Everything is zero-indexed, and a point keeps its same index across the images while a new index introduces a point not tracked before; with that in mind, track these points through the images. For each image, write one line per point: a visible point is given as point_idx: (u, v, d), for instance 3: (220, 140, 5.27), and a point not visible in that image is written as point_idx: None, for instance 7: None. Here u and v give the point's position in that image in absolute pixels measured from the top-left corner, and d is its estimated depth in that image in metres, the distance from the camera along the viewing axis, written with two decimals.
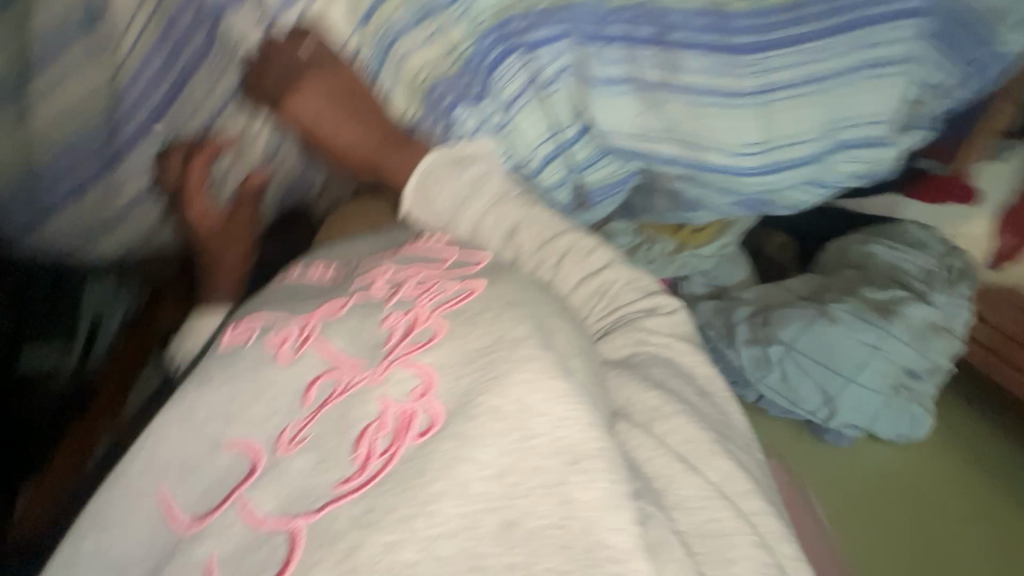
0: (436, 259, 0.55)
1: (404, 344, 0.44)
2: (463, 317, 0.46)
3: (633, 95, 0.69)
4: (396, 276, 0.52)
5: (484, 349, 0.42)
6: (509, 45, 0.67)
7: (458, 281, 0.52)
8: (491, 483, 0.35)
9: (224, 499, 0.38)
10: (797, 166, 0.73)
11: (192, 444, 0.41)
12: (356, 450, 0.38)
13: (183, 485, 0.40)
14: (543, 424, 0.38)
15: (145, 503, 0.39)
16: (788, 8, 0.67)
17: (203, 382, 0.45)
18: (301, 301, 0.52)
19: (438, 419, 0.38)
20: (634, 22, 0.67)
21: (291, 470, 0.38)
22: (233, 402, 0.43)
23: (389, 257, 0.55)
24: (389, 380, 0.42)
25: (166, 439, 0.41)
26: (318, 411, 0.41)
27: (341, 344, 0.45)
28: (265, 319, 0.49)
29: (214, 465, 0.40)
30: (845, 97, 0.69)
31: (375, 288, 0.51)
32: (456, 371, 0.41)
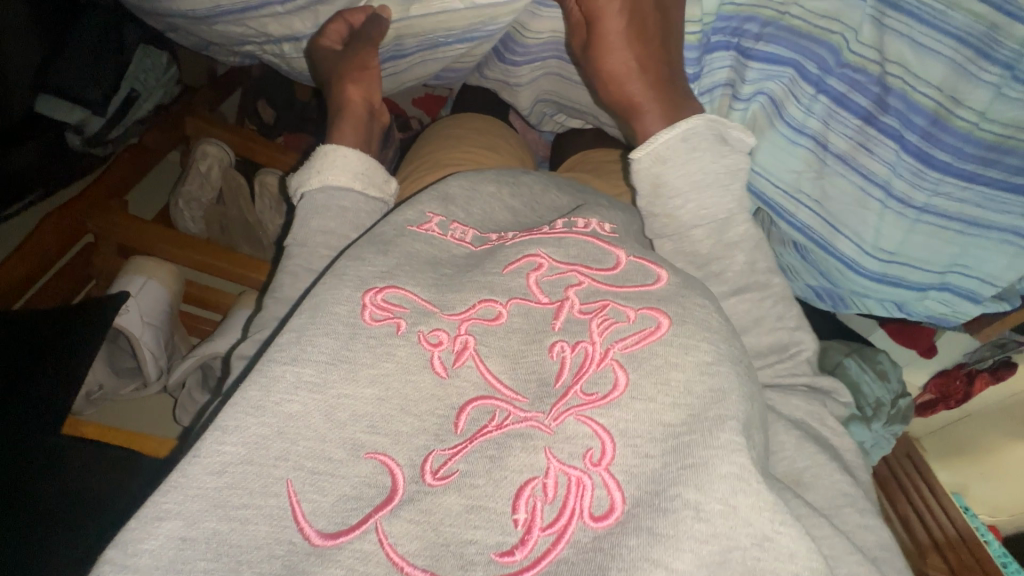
0: (602, 257, 0.46)
1: (576, 391, 0.36)
2: (649, 369, 0.36)
3: (801, 153, 0.61)
4: (554, 272, 0.44)
5: (676, 429, 0.33)
6: (730, 42, 0.59)
7: (637, 303, 0.40)
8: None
9: (362, 521, 0.33)
10: (905, 289, 0.64)
11: (320, 441, 0.36)
12: (516, 513, 0.32)
13: (309, 485, 0.35)
14: (745, 538, 0.30)
15: (270, 497, 0.34)
16: (1004, 148, 0.56)
17: (337, 362, 0.38)
18: (442, 280, 0.45)
19: (618, 507, 0.31)
20: (859, 84, 0.56)
21: (438, 509, 0.33)
22: (374, 404, 0.37)
23: (546, 240, 0.46)
24: (559, 433, 0.34)
25: (297, 427, 0.36)
26: (469, 442, 0.36)
27: (496, 365, 0.39)
28: (411, 301, 0.43)
29: (350, 473, 0.35)
30: (982, 254, 0.60)
31: (534, 292, 0.43)
32: (641, 446, 0.33)
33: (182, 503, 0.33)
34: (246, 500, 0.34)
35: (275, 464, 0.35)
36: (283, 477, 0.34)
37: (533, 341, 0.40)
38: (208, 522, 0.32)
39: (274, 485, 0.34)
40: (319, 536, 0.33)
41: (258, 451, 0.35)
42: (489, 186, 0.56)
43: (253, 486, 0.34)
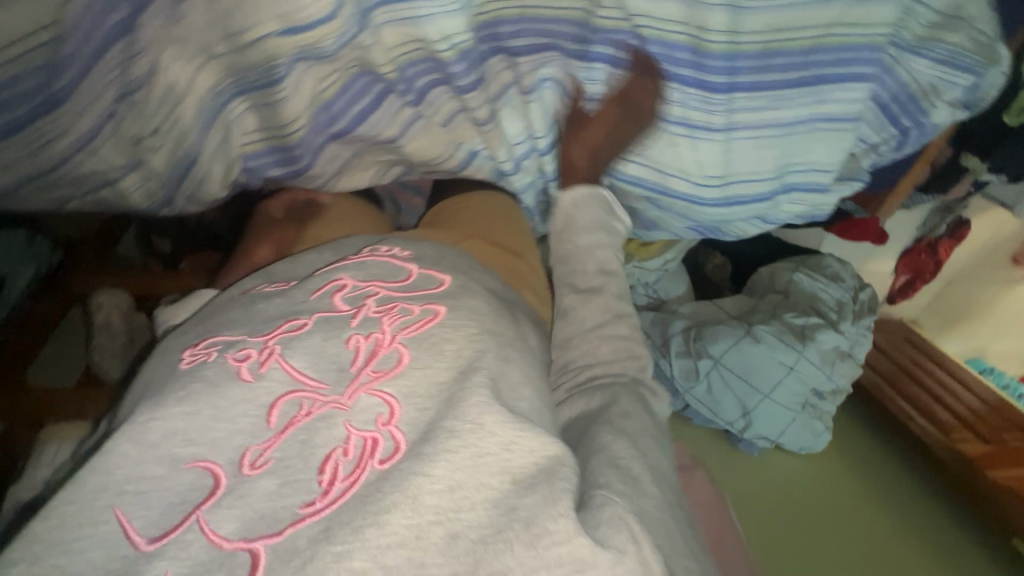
0: (397, 271, 0.54)
1: (367, 371, 0.44)
2: (427, 346, 0.46)
3: (630, 143, 0.67)
4: (357, 288, 0.52)
5: (448, 382, 0.43)
6: (494, 47, 0.60)
7: (421, 300, 0.50)
8: (441, 497, 0.36)
9: (184, 518, 0.38)
10: (751, 202, 0.68)
11: (138, 463, 0.40)
12: (321, 475, 0.39)
13: (137, 505, 0.39)
14: (493, 444, 0.38)
15: (99, 524, 0.38)
16: (773, 47, 0.58)
17: (155, 403, 0.43)
18: (258, 310, 0.51)
19: (401, 447, 0.39)
20: (619, 43, 0.59)
21: (254, 491, 0.39)
22: (186, 419, 0.42)
23: (349, 265, 0.54)
24: (354, 407, 0.42)
25: (118, 460, 0.40)
26: (281, 433, 0.41)
27: (300, 362, 0.45)
28: (228, 340, 0.48)
29: (173, 484, 0.40)
30: (810, 146, 0.64)
31: (337, 306, 0.50)
32: (419, 402, 0.42)
33: (15, 550, 0.36)
34: (76, 534, 0.37)
35: (102, 494, 0.39)
36: (110, 505, 0.38)
37: (332, 338, 0.46)
38: (47, 559, 0.36)
39: (102, 514, 0.38)
40: (145, 541, 0.37)
41: (89, 490, 0.39)
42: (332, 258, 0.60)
43: (79, 520, 0.38)
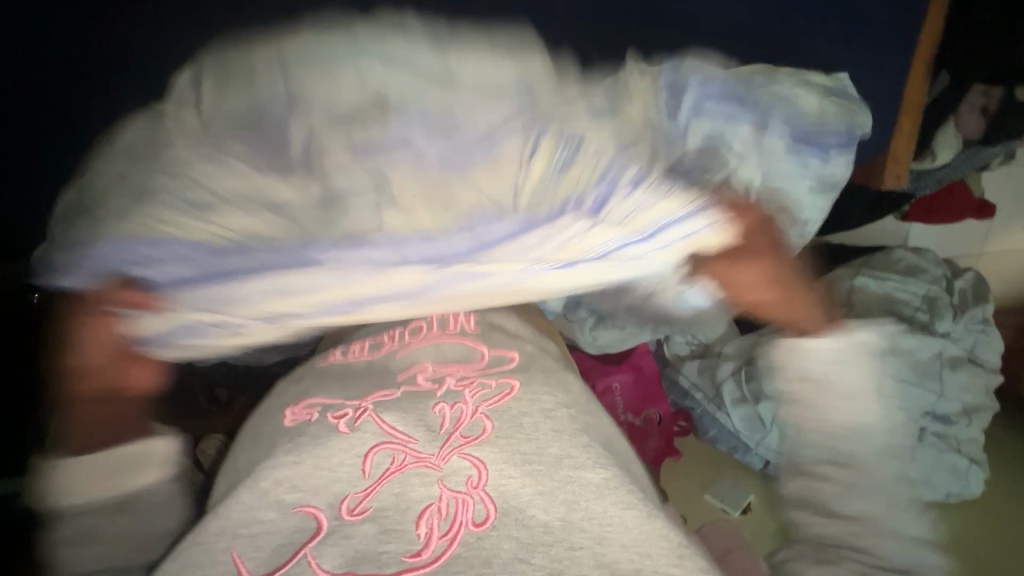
0: (471, 352, 0.59)
1: (456, 435, 0.49)
2: (507, 418, 0.51)
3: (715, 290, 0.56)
4: (436, 370, 0.57)
5: (528, 455, 0.48)
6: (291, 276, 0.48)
7: (496, 373, 0.56)
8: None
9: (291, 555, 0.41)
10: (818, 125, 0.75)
11: (252, 509, 0.45)
12: (418, 528, 0.42)
13: (250, 547, 0.42)
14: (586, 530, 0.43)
15: (217, 564, 0.41)
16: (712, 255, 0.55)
17: (264, 450, 0.50)
18: (346, 382, 0.57)
19: (492, 514, 0.44)
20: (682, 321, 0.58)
21: (356, 533, 0.42)
22: (293, 471, 0.47)
23: (427, 348, 0.59)
24: (446, 468, 0.47)
25: (232, 507, 0.45)
26: (378, 482, 0.46)
27: (393, 420, 0.50)
28: (326, 402, 0.54)
29: (281, 526, 0.43)
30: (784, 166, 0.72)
31: (418, 381, 0.56)
32: (504, 470, 0.47)
33: None
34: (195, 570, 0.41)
35: (219, 538, 0.43)
36: (227, 546, 0.42)
37: (418, 403, 0.52)
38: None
39: (220, 555, 0.42)
40: None
41: (201, 533, 0.44)
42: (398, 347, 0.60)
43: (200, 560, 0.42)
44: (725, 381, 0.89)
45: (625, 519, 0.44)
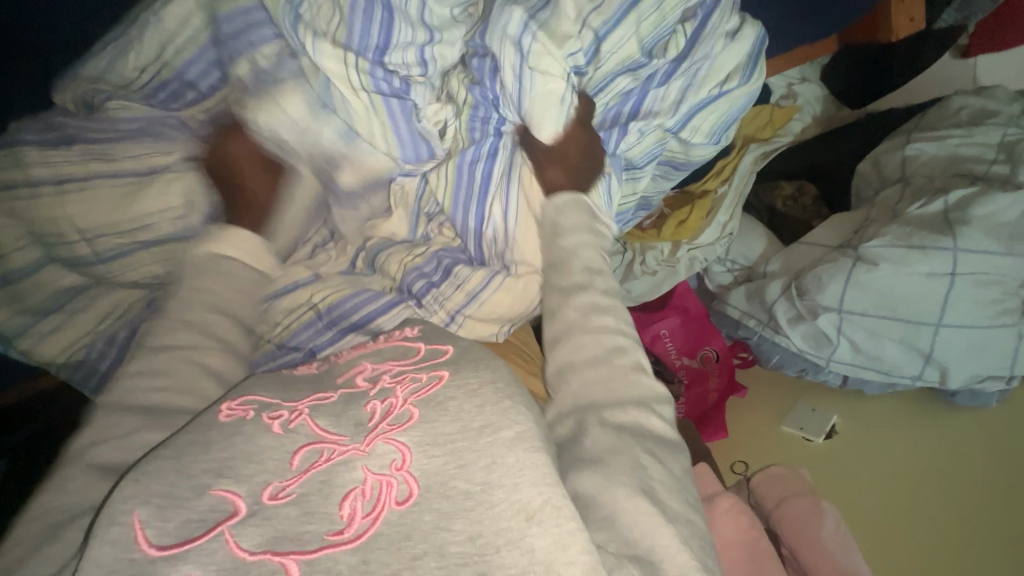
0: (407, 349, 0.64)
1: (383, 424, 0.52)
2: (434, 403, 0.54)
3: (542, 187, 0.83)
4: (375, 369, 0.61)
5: (454, 434, 0.50)
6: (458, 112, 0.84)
7: (428, 368, 0.59)
8: (465, 544, 0.42)
9: (196, 528, 0.44)
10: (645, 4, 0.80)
11: (171, 487, 0.46)
12: (341, 510, 0.45)
13: (154, 515, 0.44)
14: (503, 494, 0.45)
15: (115, 525, 0.43)
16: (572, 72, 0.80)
17: (194, 444, 0.50)
18: (289, 387, 0.60)
19: (415, 491, 0.46)
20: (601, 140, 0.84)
21: (275, 516, 0.44)
22: (220, 463, 0.49)
23: (369, 353, 0.64)
24: (371, 452, 0.49)
25: (148, 476, 0.47)
26: (304, 474, 0.48)
27: (326, 423, 0.53)
28: (263, 402, 0.57)
29: (196, 504, 0.45)
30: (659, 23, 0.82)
31: (357, 382, 0.59)
32: (428, 449, 0.49)
33: None
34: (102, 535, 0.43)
35: (126, 502, 0.45)
36: (130, 509, 0.44)
37: (354, 402, 0.55)
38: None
39: (121, 516, 0.44)
40: (155, 548, 0.42)
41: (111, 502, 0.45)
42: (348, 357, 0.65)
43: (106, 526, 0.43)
44: (775, 302, 1.19)
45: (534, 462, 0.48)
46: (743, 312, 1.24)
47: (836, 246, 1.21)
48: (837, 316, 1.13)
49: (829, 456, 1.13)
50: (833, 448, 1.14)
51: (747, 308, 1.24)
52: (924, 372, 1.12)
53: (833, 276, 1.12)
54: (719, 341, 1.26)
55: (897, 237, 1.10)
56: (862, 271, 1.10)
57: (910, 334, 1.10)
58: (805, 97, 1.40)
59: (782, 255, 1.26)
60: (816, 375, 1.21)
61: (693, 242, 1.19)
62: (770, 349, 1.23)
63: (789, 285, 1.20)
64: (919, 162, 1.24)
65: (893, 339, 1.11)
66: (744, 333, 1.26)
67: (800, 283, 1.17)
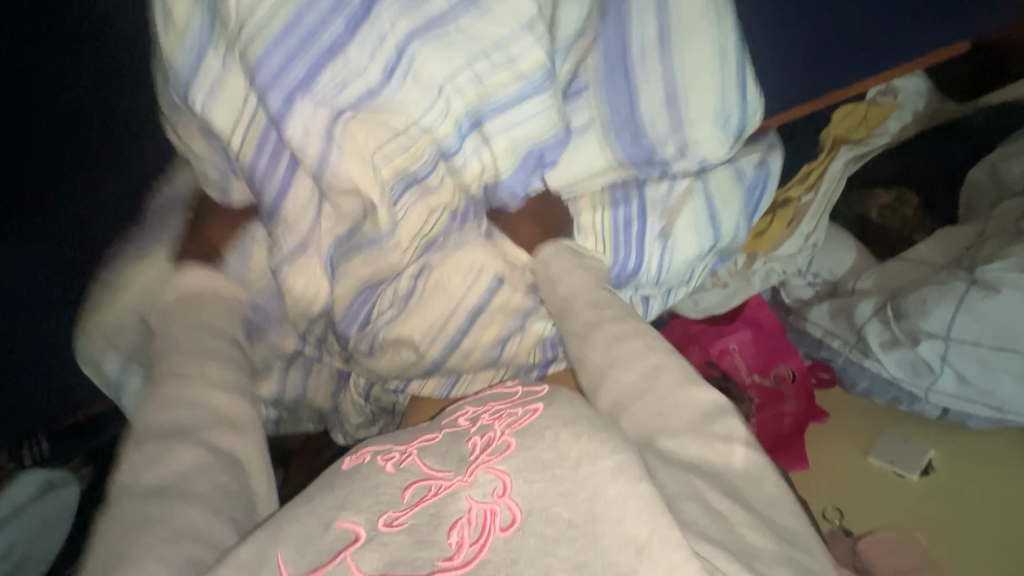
0: (506, 394, 0.65)
1: (484, 456, 0.53)
2: (530, 433, 0.54)
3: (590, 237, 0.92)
4: (475, 411, 0.63)
5: (550, 461, 0.50)
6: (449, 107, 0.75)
7: (524, 403, 0.60)
8: (572, 573, 0.42)
9: (325, 560, 0.47)
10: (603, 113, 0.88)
11: (304, 526, 0.50)
12: (450, 537, 0.46)
13: (296, 556, 0.47)
14: (609, 527, 0.45)
15: (265, 566, 0.47)
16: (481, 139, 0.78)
17: (322, 489, 0.55)
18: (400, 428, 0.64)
19: (517, 517, 0.46)
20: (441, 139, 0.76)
21: (391, 542, 0.46)
22: (343, 499, 0.52)
23: (469, 401, 0.67)
24: (475, 482, 0.50)
25: (284, 523, 0.51)
26: (415, 506, 0.50)
27: (431, 460, 0.55)
28: (377, 448, 0.60)
29: (324, 541, 0.48)
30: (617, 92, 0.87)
31: (459, 423, 0.61)
32: (527, 476, 0.50)
33: None
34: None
35: (270, 544, 0.48)
36: (274, 551, 0.48)
37: (457, 440, 0.57)
38: None
39: (268, 561, 0.47)
40: None
41: (257, 540, 0.49)
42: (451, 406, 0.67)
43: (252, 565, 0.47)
44: (867, 321, 1.16)
45: (637, 492, 0.47)
46: (827, 331, 1.22)
47: (943, 264, 1.17)
48: (944, 343, 1.08)
49: (921, 497, 1.11)
50: (931, 485, 1.12)
51: (831, 325, 1.22)
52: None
53: (939, 301, 1.08)
54: (796, 359, 1.24)
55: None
56: (975, 295, 1.06)
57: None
58: (907, 90, 1.28)
59: (878, 271, 1.23)
60: (912, 405, 1.18)
61: (770, 254, 1.19)
62: (858, 372, 1.20)
63: (884, 304, 1.17)
64: None
65: (1010, 373, 1.06)
66: (828, 353, 1.23)
67: (897, 305, 1.14)
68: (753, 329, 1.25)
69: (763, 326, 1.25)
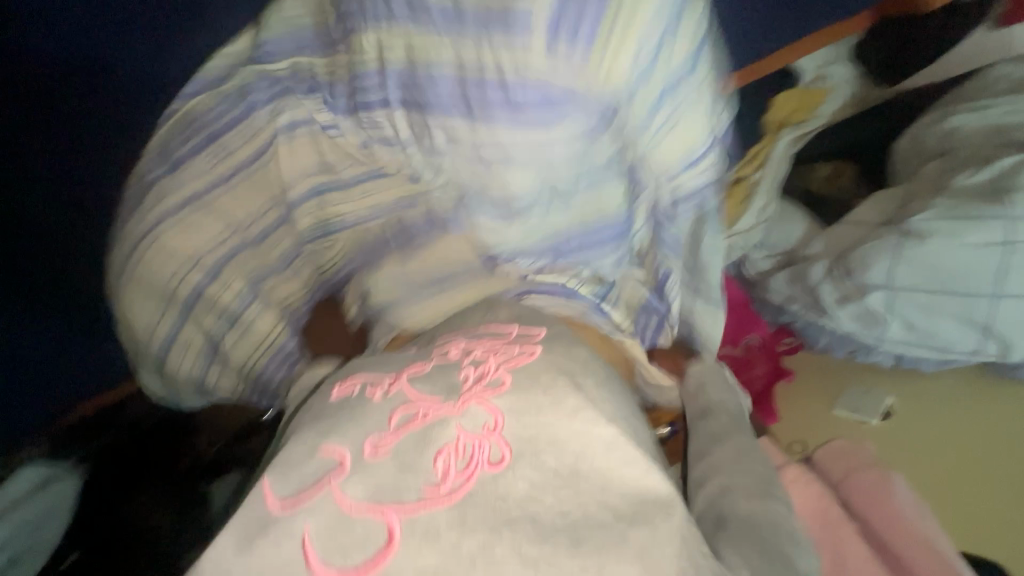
0: (501, 330, 0.63)
1: (477, 389, 0.52)
2: (527, 375, 0.53)
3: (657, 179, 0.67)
4: (469, 342, 0.61)
5: (544, 406, 0.50)
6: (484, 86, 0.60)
7: (520, 344, 0.59)
8: (557, 519, 0.42)
9: (310, 483, 0.46)
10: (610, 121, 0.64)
11: (288, 451, 0.49)
12: (436, 465, 0.46)
13: (278, 479, 0.47)
14: (593, 484, 0.45)
15: (247, 489, 0.47)
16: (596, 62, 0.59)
17: (310, 415, 0.55)
18: (388, 356, 0.64)
19: (506, 456, 0.46)
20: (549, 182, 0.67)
21: (377, 470, 0.46)
22: (325, 426, 0.51)
23: (461, 328, 0.65)
24: (466, 414, 0.49)
25: None
26: (401, 432, 0.49)
27: (420, 385, 0.54)
28: (366, 377, 0.58)
29: (308, 462, 0.47)
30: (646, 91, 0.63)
31: (451, 352, 0.60)
32: (520, 418, 0.49)
33: None
34: None
35: None
36: (258, 475, 0.48)
37: (448, 368, 0.56)
38: None
39: (251, 483, 0.47)
40: (278, 504, 0.45)
41: None
42: (442, 335, 0.67)
43: None
44: (820, 283, 1.04)
45: (627, 455, 0.47)
46: (787, 295, 1.08)
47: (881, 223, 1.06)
48: (888, 294, 0.97)
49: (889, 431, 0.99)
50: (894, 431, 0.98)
51: (790, 290, 1.07)
52: (982, 347, 0.96)
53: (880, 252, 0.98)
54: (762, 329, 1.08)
55: (946, 209, 0.96)
56: (911, 245, 0.96)
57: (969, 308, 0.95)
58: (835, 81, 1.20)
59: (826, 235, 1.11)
60: (867, 355, 1.04)
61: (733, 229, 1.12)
62: (818, 333, 1.06)
63: (834, 265, 1.04)
64: (963, 132, 1.09)
65: (950, 316, 0.96)
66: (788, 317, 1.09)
67: (848, 261, 1.02)
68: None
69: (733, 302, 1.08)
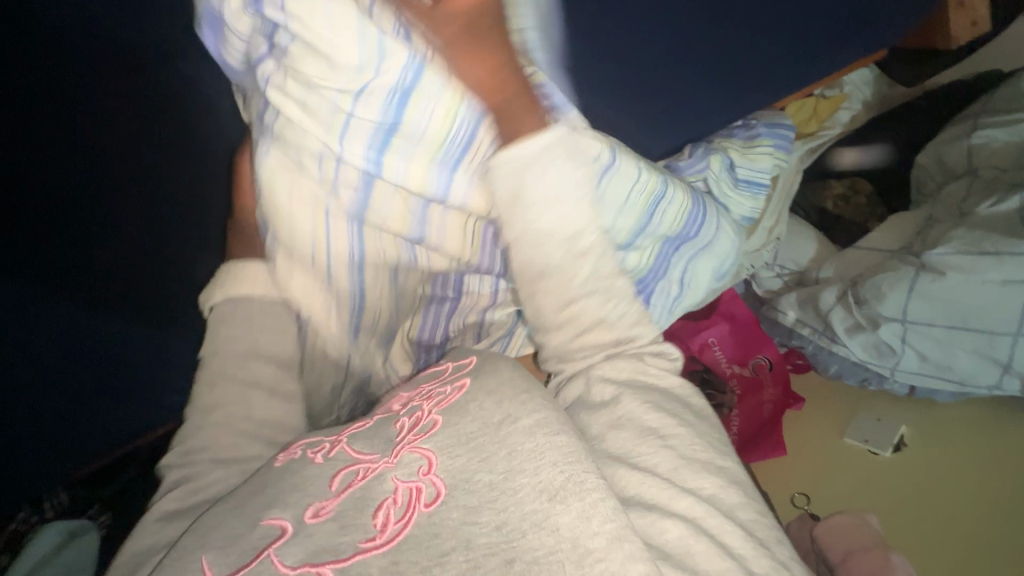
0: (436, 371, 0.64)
1: (410, 436, 0.52)
2: (456, 407, 0.53)
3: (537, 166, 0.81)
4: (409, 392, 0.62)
5: (475, 433, 0.49)
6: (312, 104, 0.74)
7: (454, 377, 0.59)
8: (492, 535, 0.42)
9: (252, 557, 0.45)
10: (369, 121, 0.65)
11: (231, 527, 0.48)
12: (375, 519, 0.46)
13: (220, 557, 0.46)
14: (527, 483, 0.44)
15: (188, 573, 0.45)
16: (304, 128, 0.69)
17: (252, 489, 0.53)
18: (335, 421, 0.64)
19: (442, 491, 0.46)
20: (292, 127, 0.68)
21: (316, 534, 0.46)
22: (272, 497, 0.50)
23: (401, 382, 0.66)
24: (400, 462, 0.49)
25: (211, 525, 0.50)
26: (341, 493, 0.49)
27: (360, 445, 0.54)
28: (309, 442, 0.59)
29: (249, 538, 0.47)
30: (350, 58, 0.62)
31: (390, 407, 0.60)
32: (452, 452, 0.49)
33: None
34: None
35: (193, 556, 0.47)
36: (198, 556, 0.46)
37: (385, 423, 0.56)
38: None
39: (192, 565, 0.46)
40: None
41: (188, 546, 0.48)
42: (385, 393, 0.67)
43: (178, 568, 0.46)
44: (832, 310, 1.21)
45: (556, 444, 0.46)
46: (798, 319, 1.26)
47: (893, 251, 1.22)
48: (902, 326, 1.13)
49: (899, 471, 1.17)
50: (903, 460, 1.18)
51: (801, 315, 1.25)
52: (1003, 382, 1.10)
53: (894, 286, 1.12)
54: (771, 350, 1.27)
55: (965, 243, 1.08)
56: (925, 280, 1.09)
57: (984, 344, 1.09)
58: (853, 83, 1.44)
59: (837, 261, 1.28)
60: (880, 383, 1.22)
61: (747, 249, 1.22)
62: (829, 359, 1.24)
63: (845, 293, 1.21)
64: (988, 150, 1.21)
65: (966, 350, 1.11)
66: (799, 342, 1.26)
67: (857, 292, 1.18)
68: (729, 321, 1.27)
69: (737, 318, 1.28)
